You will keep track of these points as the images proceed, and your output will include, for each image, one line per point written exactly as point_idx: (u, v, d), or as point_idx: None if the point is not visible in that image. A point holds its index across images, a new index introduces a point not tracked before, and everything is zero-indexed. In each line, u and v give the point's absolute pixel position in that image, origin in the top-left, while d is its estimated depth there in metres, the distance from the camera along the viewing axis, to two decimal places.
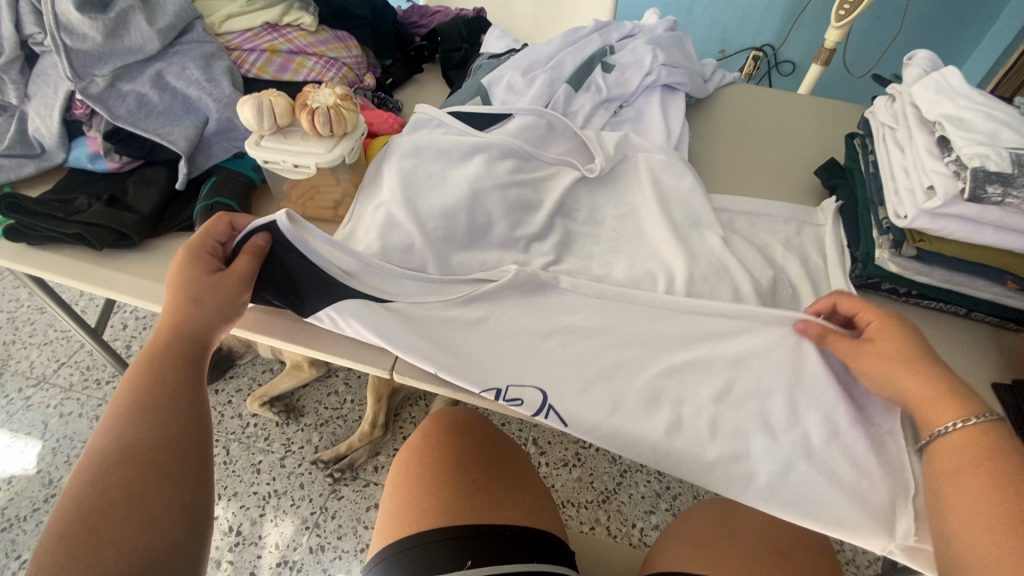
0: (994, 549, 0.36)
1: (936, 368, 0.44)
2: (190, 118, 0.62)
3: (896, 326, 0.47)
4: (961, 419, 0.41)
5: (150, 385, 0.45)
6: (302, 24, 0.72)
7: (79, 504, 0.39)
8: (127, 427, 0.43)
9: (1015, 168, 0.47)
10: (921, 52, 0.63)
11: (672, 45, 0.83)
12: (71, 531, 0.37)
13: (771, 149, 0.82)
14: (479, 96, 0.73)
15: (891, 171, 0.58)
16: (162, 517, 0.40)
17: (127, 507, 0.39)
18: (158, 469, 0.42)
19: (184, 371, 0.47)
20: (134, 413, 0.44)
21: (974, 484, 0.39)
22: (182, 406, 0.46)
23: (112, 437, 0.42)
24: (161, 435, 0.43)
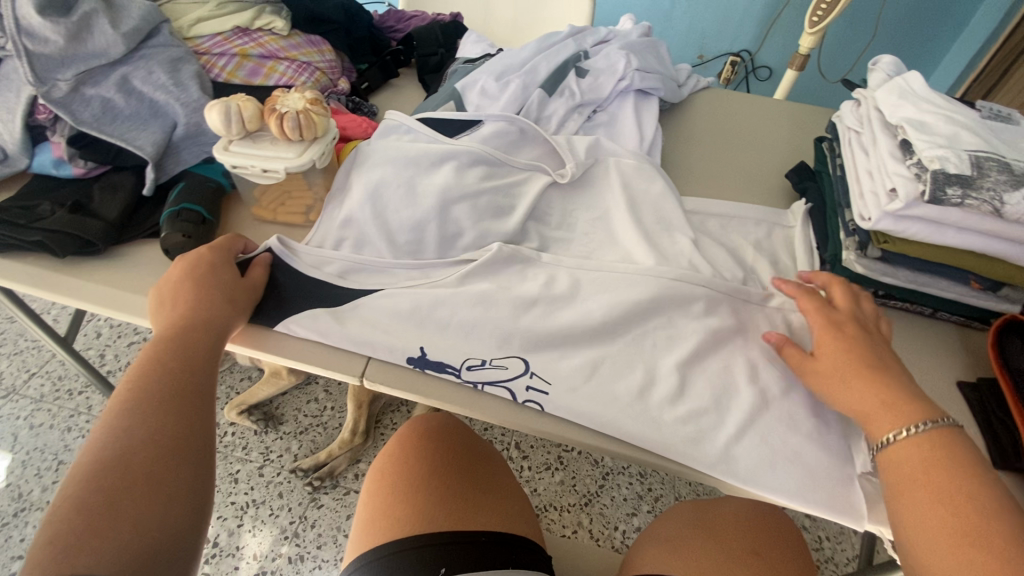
0: (942, 563, 0.38)
1: (882, 376, 0.47)
2: (158, 123, 0.61)
3: (846, 339, 0.50)
4: (899, 431, 0.43)
5: (167, 370, 0.47)
6: (274, 29, 0.72)
7: (91, 480, 0.39)
8: (141, 410, 0.44)
9: (973, 170, 0.48)
10: (885, 57, 0.65)
11: (646, 51, 0.84)
12: (87, 510, 0.38)
13: (743, 152, 0.83)
14: (453, 100, 0.73)
15: (857, 174, 0.59)
16: (169, 502, 0.41)
17: (138, 488, 0.40)
18: (169, 454, 0.42)
19: (199, 359, 0.48)
20: (149, 397, 0.45)
21: (922, 497, 0.41)
22: (195, 394, 0.47)
23: (127, 416, 0.43)
24: (174, 421, 0.44)
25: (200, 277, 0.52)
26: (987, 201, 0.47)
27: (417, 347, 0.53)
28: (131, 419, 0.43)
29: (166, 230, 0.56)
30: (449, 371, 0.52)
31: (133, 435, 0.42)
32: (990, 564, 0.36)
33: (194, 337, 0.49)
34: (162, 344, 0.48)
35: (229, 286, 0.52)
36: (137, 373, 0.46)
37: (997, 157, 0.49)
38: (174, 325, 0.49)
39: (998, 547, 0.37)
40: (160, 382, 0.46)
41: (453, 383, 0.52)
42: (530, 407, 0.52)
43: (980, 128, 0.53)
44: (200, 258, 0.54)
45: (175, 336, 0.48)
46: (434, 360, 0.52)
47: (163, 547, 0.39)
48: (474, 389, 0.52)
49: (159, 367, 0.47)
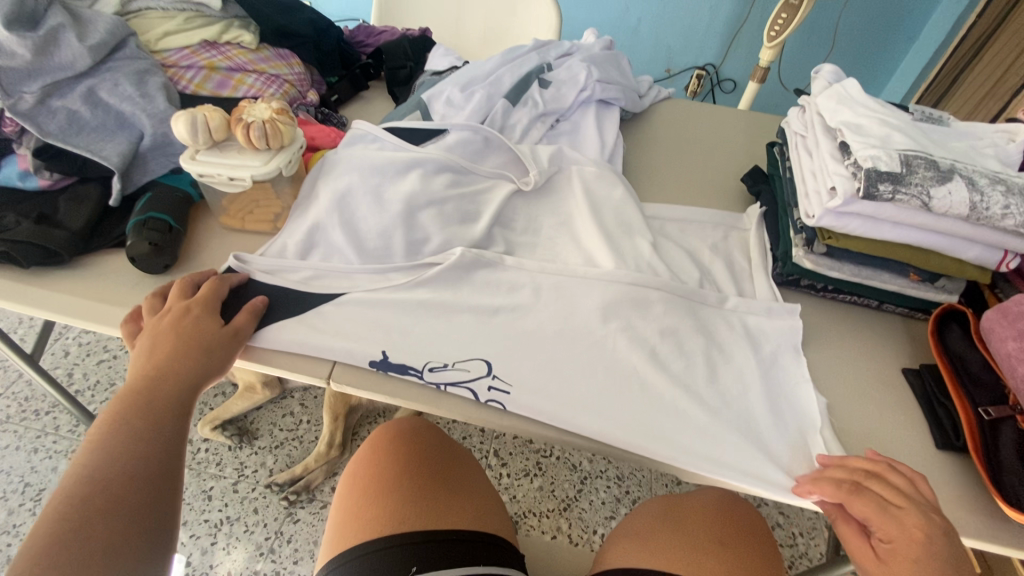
0: None
1: None
2: (124, 134, 0.62)
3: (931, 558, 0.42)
4: None
5: (137, 442, 0.45)
6: (242, 42, 0.73)
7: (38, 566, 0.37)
8: (102, 485, 0.42)
9: (903, 168, 0.50)
10: (827, 66, 0.68)
11: (607, 63, 0.88)
12: None
13: (702, 158, 0.87)
14: (419, 110, 0.75)
15: (803, 175, 0.63)
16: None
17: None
18: (123, 543, 0.41)
19: (168, 432, 0.47)
20: (112, 473, 0.43)
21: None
22: (157, 470, 0.45)
23: (86, 492, 0.41)
24: (132, 504, 0.42)
25: (184, 332, 0.50)
26: (916, 196, 0.50)
27: (378, 350, 0.54)
28: (89, 495, 0.41)
29: (132, 240, 0.57)
30: (412, 373, 0.53)
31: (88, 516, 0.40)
32: None
33: (169, 406, 0.48)
34: (134, 408, 0.46)
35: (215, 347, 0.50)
36: (111, 429, 0.45)
37: (924, 154, 0.52)
38: (152, 378, 0.48)
39: None
40: (126, 455, 0.44)
41: (416, 384, 0.53)
42: (491, 405, 0.52)
43: (911, 129, 0.56)
44: (187, 308, 0.52)
45: (153, 393, 0.47)
46: (396, 363, 0.53)
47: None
48: (438, 389, 0.53)
49: (126, 436, 0.45)
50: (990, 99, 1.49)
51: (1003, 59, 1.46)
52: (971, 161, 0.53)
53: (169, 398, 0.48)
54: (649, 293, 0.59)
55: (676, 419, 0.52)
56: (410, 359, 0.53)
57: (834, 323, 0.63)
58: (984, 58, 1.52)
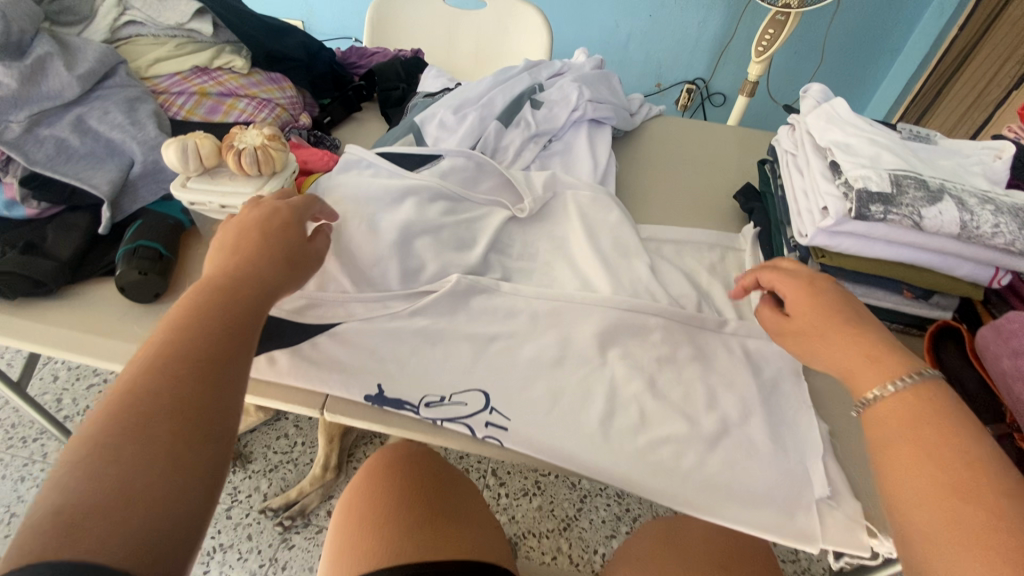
0: (929, 519, 0.34)
1: (859, 334, 0.45)
2: (114, 161, 0.61)
3: (810, 300, 0.49)
4: (892, 383, 0.41)
5: (201, 331, 0.39)
6: (234, 67, 0.73)
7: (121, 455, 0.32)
8: (158, 377, 0.35)
9: (894, 188, 0.51)
10: (814, 86, 0.69)
11: (598, 82, 0.89)
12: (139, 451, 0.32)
13: (694, 176, 0.87)
14: (412, 133, 0.74)
15: (795, 194, 0.63)
16: (156, 517, 0.31)
17: (131, 485, 0.31)
18: (177, 444, 0.33)
19: (239, 327, 0.41)
20: (166, 366, 0.36)
21: (907, 465, 0.37)
22: (221, 367, 0.38)
23: (150, 380, 0.35)
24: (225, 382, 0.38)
25: (262, 238, 0.49)
26: (907, 215, 0.50)
27: (374, 384, 0.54)
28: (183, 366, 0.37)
29: (123, 269, 0.56)
30: (407, 408, 0.53)
31: (137, 408, 0.34)
32: (979, 518, 0.33)
33: (239, 300, 0.43)
34: (202, 298, 0.41)
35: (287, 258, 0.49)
36: (202, 303, 0.41)
37: (914, 174, 0.52)
38: (244, 266, 0.46)
39: (991, 503, 0.33)
40: (187, 346, 0.38)
41: (411, 418, 0.53)
42: (489, 441, 0.52)
43: (900, 148, 0.57)
44: (262, 222, 0.50)
45: (244, 278, 0.45)
46: (392, 397, 0.53)
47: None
48: (434, 424, 0.53)
49: (201, 324, 0.39)
50: (974, 110, 1.51)
51: (986, 71, 1.48)
52: (960, 181, 0.53)
53: (241, 292, 0.43)
54: (648, 320, 0.60)
55: (677, 444, 0.51)
56: (406, 396, 0.53)
57: None
58: (967, 71, 1.55)
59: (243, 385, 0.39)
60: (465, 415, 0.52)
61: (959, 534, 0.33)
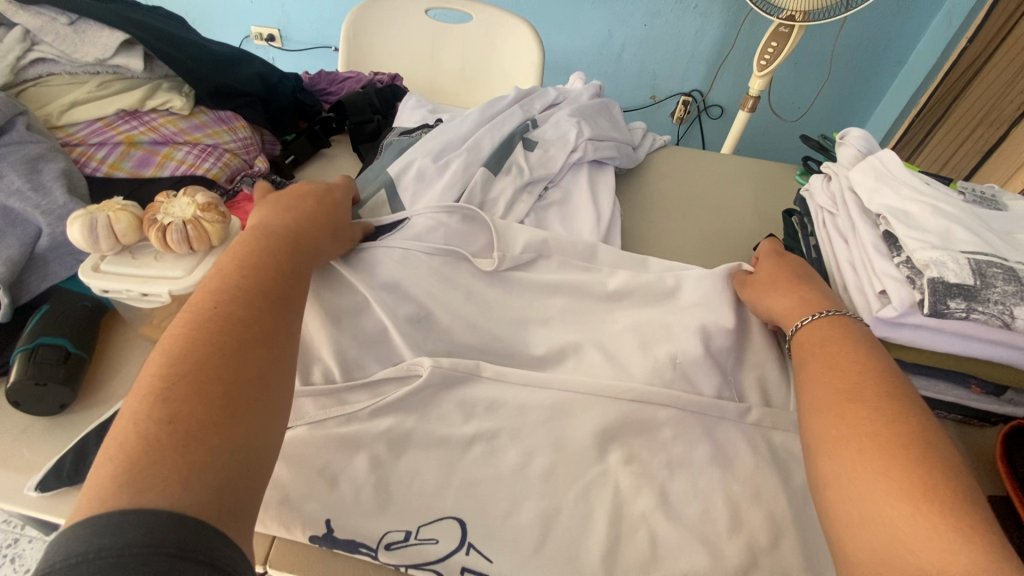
0: (827, 421, 0.39)
1: (803, 289, 0.51)
2: (15, 234, 0.50)
3: (775, 264, 0.56)
4: (811, 314, 0.48)
5: (257, 289, 0.39)
6: (172, 107, 0.62)
7: (219, 371, 0.32)
8: (225, 328, 0.35)
9: (976, 279, 0.41)
10: (852, 131, 0.60)
11: (599, 115, 0.79)
12: (228, 368, 0.33)
13: (707, 220, 0.78)
14: (385, 189, 0.63)
15: (839, 266, 0.53)
16: (240, 459, 0.30)
17: (224, 414, 0.31)
18: (254, 394, 0.33)
19: (288, 289, 0.42)
20: (231, 320, 0.36)
21: (817, 376, 0.42)
22: (281, 326, 0.38)
23: (234, 311, 0.36)
24: (285, 325, 0.39)
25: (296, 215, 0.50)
26: (996, 315, 0.40)
27: (321, 521, 0.42)
28: (256, 300, 0.38)
29: (16, 379, 0.44)
30: (363, 552, 0.41)
31: (213, 349, 0.33)
32: (864, 412, 0.37)
33: (284, 263, 0.43)
34: (254, 255, 0.42)
35: (325, 231, 0.51)
36: (260, 249, 0.43)
37: (998, 260, 0.42)
38: (290, 225, 0.48)
39: (876, 402, 0.37)
40: (248, 300, 0.38)
41: (368, 561, 0.42)
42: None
43: (970, 219, 0.47)
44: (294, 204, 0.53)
45: (294, 236, 0.47)
46: (343, 538, 0.42)
47: (216, 512, 0.28)
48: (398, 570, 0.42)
49: (266, 269, 0.41)
50: (983, 126, 1.41)
51: (997, 86, 1.39)
52: None
53: (286, 252, 0.45)
54: (657, 413, 0.49)
55: None
56: (362, 535, 0.42)
57: None
58: (979, 84, 1.45)
59: (294, 347, 0.39)
60: (435, 557, 0.41)
61: (861, 437, 0.36)
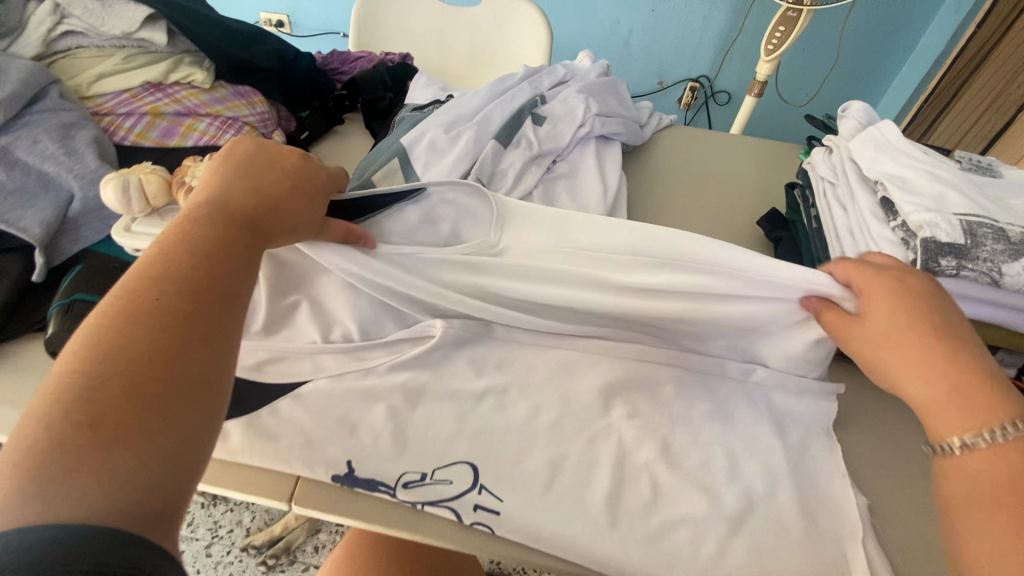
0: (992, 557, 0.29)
1: (949, 361, 0.37)
2: (48, 198, 0.52)
3: (896, 303, 0.40)
4: (981, 429, 0.33)
5: (203, 275, 0.34)
6: (193, 81, 0.64)
7: (145, 365, 0.29)
8: (161, 322, 0.31)
9: (967, 238, 0.43)
10: (854, 103, 0.62)
11: (607, 92, 0.80)
12: (155, 362, 0.29)
13: (712, 196, 0.80)
14: (398, 158, 0.64)
15: (837, 232, 0.55)
16: (163, 471, 0.27)
17: (149, 421, 0.27)
18: (187, 398, 0.29)
19: (244, 273, 0.37)
20: (170, 311, 0.31)
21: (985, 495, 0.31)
22: (230, 316, 0.34)
23: (167, 300, 0.32)
24: (231, 311, 0.34)
25: (267, 177, 0.43)
26: (985, 272, 0.42)
27: (343, 462, 0.45)
28: (197, 286, 0.33)
29: (56, 330, 0.48)
30: (382, 490, 0.44)
31: (142, 339, 0.30)
32: None
33: (242, 242, 0.38)
34: (202, 236, 0.37)
35: (294, 211, 0.44)
36: (205, 230, 0.37)
37: (988, 220, 0.44)
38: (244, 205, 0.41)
39: None
40: (186, 286, 0.33)
41: (386, 501, 0.45)
42: (478, 527, 0.44)
43: (964, 184, 0.49)
44: (270, 154, 0.45)
45: (252, 216, 0.40)
46: (363, 477, 0.45)
47: (140, 521, 0.26)
48: (415, 508, 0.44)
49: (215, 253, 0.36)
50: (991, 112, 1.41)
51: (1005, 72, 1.39)
52: None
53: (241, 237, 0.39)
54: (659, 371, 0.51)
55: (698, 530, 0.43)
56: (381, 474, 0.44)
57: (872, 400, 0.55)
58: (988, 69, 1.45)
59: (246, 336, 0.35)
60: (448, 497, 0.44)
61: None
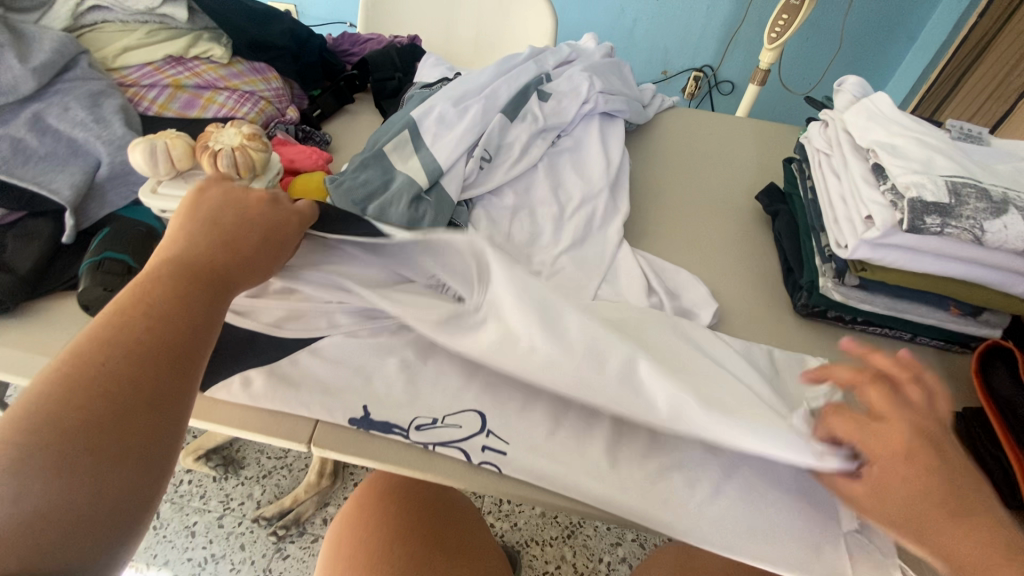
0: None
1: (964, 507, 0.38)
2: (78, 163, 0.55)
3: (924, 448, 0.39)
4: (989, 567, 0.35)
5: (154, 335, 0.36)
6: (212, 56, 0.67)
7: (80, 434, 0.31)
8: (104, 395, 0.33)
9: (952, 197, 0.45)
10: (850, 77, 0.64)
11: (610, 72, 0.82)
12: (91, 433, 0.32)
13: (712, 172, 0.82)
14: (409, 130, 0.67)
15: (830, 199, 0.57)
16: (91, 535, 0.30)
17: (76, 494, 0.30)
18: (121, 467, 0.32)
19: (194, 335, 0.38)
20: (113, 381, 0.33)
21: None
22: (173, 382, 0.36)
23: (112, 365, 0.34)
24: (178, 373, 0.36)
25: (228, 231, 0.44)
26: (967, 229, 0.45)
27: (360, 405, 0.48)
28: (145, 349, 0.35)
29: (86, 285, 0.50)
30: (395, 432, 0.47)
31: (80, 408, 0.32)
32: None
33: (196, 301, 0.39)
34: (158, 293, 0.38)
35: (253, 263, 0.44)
36: (162, 290, 0.38)
37: (972, 181, 0.46)
38: (202, 262, 0.42)
39: None
40: (136, 349, 0.35)
41: (399, 442, 0.48)
42: (485, 468, 0.46)
43: (952, 150, 0.51)
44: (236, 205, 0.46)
45: (211, 273, 0.41)
46: (379, 420, 0.47)
47: None
48: (426, 449, 0.47)
49: (170, 312, 0.38)
50: (993, 100, 1.43)
51: (1007, 60, 1.40)
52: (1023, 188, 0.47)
53: (198, 292, 0.40)
54: None
55: (691, 473, 0.46)
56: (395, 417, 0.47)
57: None
58: (989, 57, 1.46)
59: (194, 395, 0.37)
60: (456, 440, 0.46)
61: None
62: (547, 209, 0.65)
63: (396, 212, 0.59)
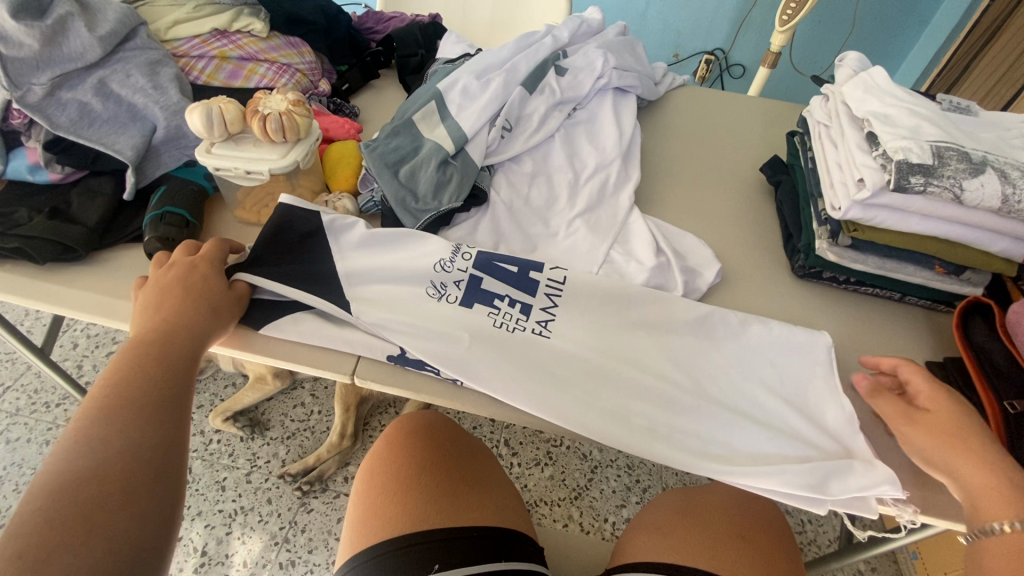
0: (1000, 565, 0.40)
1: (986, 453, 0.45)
2: (137, 126, 0.61)
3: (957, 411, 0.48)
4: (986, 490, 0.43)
5: (124, 396, 0.43)
6: (253, 30, 0.72)
7: (80, 481, 0.38)
8: (95, 455, 0.40)
9: (935, 160, 0.50)
10: (850, 53, 0.68)
11: (623, 49, 0.86)
12: (88, 481, 0.38)
13: (718, 146, 0.86)
14: (435, 101, 0.72)
15: (827, 166, 0.62)
16: (121, 553, 0.37)
17: (87, 527, 0.37)
18: (127, 501, 0.39)
19: (167, 391, 0.45)
20: (100, 444, 0.40)
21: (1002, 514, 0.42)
22: (155, 432, 0.43)
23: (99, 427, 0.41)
24: (153, 420, 0.43)
25: (179, 296, 0.50)
26: (947, 188, 0.49)
27: (395, 345, 0.54)
28: (122, 409, 0.42)
29: (150, 235, 0.56)
30: (428, 369, 0.53)
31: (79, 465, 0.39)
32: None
33: (161, 360, 0.46)
34: (127, 363, 0.45)
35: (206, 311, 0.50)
36: (126, 363, 0.46)
37: (956, 146, 0.51)
38: (157, 328, 0.48)
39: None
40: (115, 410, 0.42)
41: (431, 377, 0.54)
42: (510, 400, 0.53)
43: (940, 119, 0.56)
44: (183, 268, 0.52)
45: (168, 333, 0.48)
46: (413, 357, 0.54)
47: None
48: (454, 383, 0.54)
49: (137, 375, 0.45)
50: (1001, 85, 1.45)
51: (1014, 46, 1.42)
52: (1002, 153, 0.52)
53: (159, 352, 0.47)
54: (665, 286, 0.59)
55: None
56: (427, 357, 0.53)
57: (854, 315, 0.62)
58: (997, 43, 1.48)
59: (173, 433, 0.44)
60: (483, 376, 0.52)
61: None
62: (562, 175, 0.70)
63: (424, 176, 0.64)
